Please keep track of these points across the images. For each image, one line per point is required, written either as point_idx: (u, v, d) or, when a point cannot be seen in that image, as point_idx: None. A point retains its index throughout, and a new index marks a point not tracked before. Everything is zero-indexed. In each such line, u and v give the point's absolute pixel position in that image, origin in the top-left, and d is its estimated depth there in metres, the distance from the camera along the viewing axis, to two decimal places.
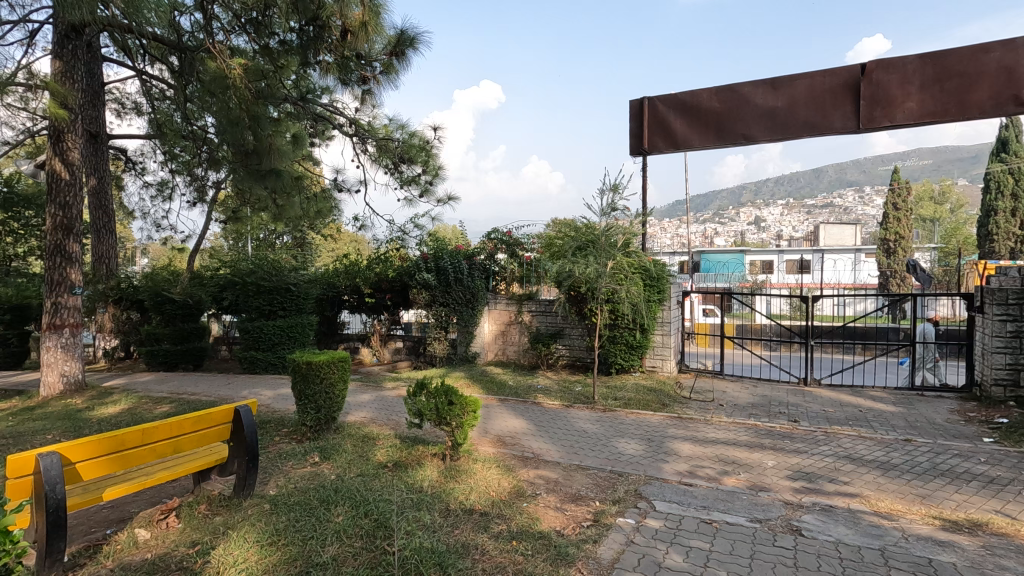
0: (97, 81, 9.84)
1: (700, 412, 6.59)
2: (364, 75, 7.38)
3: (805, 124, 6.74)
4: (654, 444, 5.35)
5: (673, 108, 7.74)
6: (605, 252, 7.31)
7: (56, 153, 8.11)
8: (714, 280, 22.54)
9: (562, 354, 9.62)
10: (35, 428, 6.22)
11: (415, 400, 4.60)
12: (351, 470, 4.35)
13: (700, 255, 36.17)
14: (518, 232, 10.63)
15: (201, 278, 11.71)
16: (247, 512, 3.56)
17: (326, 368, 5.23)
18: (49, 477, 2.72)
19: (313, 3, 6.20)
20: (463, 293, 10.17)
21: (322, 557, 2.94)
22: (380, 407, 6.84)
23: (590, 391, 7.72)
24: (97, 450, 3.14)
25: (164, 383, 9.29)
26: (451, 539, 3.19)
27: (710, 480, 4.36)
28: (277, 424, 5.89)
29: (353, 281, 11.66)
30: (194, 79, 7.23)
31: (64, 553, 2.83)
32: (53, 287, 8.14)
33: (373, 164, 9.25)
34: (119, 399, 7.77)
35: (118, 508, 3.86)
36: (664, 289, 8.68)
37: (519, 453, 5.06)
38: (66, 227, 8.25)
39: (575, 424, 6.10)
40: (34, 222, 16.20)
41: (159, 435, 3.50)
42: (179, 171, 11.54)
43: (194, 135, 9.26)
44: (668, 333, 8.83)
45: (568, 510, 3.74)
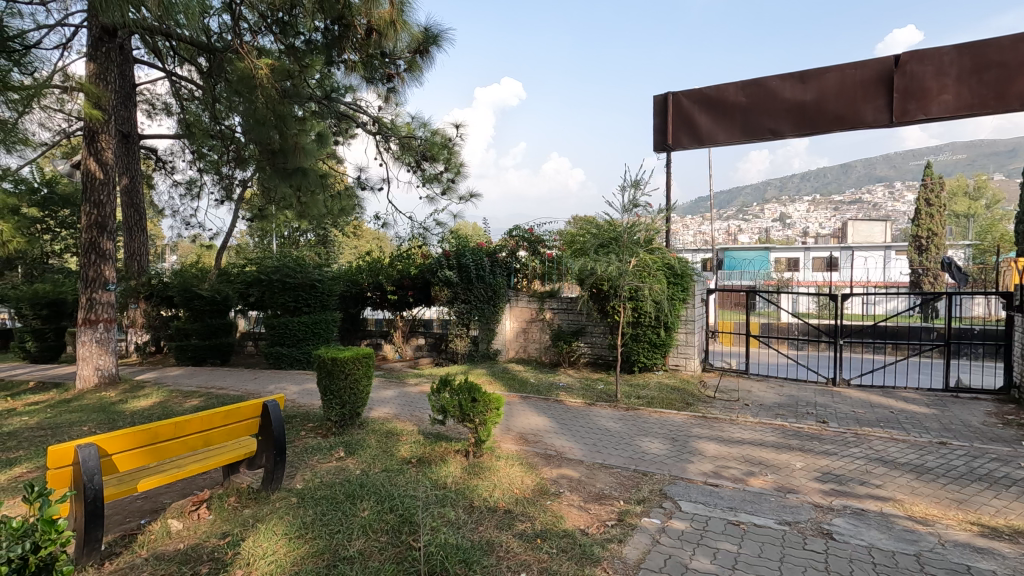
0: (129, 83, 10.10)
1: (725, 411, 6.50)
2: (388, 74, 7.40)
3: (835, 118, 6.58)
4: (678, 443, 5.29)
5: (697, 103, 7.66)
6: (627, 249, 7.30)
7: (91, 153, 8.34)
8: (739, 279, 22.21)
9: (584, 352, 9.58)
10: (72, 420, 6.42)
11: (439, 396, 4.62)
12: (376, 465, 4.40)
13: (723, 251, 35.70)
14: (540, 229, 10.62)
15: (229, 275, 11.95)
16: (275, 506, 3.62)
17: (350, 363, 5.28)
18: (87, 468, 2.80)
19: (339, 3, 6.26)
20: (485, 290, 10.16)
21: (349, 551, 2.97)
22: (403, 403, 6.91)
23: (612, 389, 7.67)
24: (133, 442, 3.23)
25: (194, 378, 9.52)
26: (476, 536, 3.20)
27: (736, 481, 4.30)
28: (302, 419, 5.99)
29: (376, 277, 11.80)
30: (222, 79, 7.38)
31: (101, 542, 2.92)
32: (88, 284, 8.38)
33: (396, 163, 9.34)
34: (151, 392, 8.00)
35: (151, 499, 3.97)
36: (688, 286, 8.57)
37: (542, 451, 5.05)
38: (100, 225, 8.49)
39: (598, 422, 6.07)
40: (69, 220, 16.73)
41: (191, 428, 3.59)
42: (207, 170, 11.81)
43: (222, 135, 9.44)
44: (692, 331, 8.73)
45: (592, 509, 3.72)
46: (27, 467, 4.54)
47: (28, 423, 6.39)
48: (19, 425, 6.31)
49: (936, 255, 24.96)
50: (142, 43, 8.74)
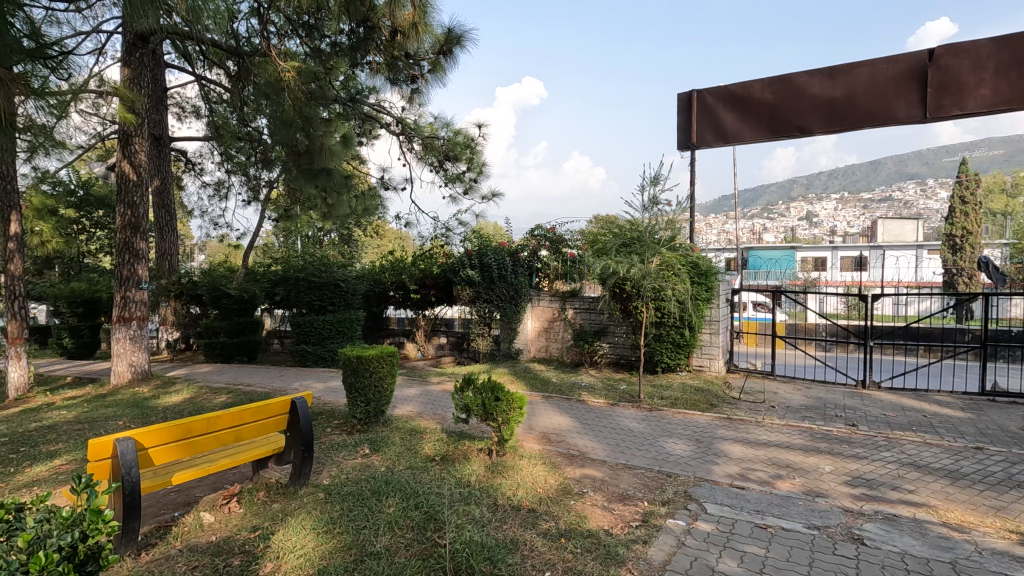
0: (161, 87, 10.37)
1: (750, 413, 6.41)
2: (412, 74, 7.46)
3: (865, 114, 6.45)
4: (703, 444, 5.24)
5: (724, 100, 7.62)
6: (649, 249, 7.24)
7: (125, 155, 8.59)
8: (765, 279, 21.86)
9: (606, 352, 9.52)
10: (108, 414, 6.63)
11: (463, 395, 4.66)
12: (401, 462, 4.45)
13: (748, 250, 35.11)
14: (562, 228, 10.62)
15: (256, 274, 12.20)
16: (303, 500, 3.70)
17: (375, 362, 5.35)
18: (125, 461, 2.89)
19: (364, 5, 6.33)
20: (507, 290, 10.18)
21: (376, 547, 3.02)
22: (426, 402, 6.97)
23: (635, 390, 7.62)
24: (168, 437, 3.33)
25: (222, 374, 9.75)
26: (500, 534, 3.22)
27: (763, 484, 4.24)
28: (328, 416, 6.09)
29: (399, 277, 11.91)
30: (250, 83, 7.53)
31: (138, 532, 3.01)
32: (122, 282, 8.62)
33: (419, 163, 9.42)
34: (182, 388, 8.20)
35: (184, 493, 4.08)
36: (712, 286, 8.46)
37: (565, 451, 5.04)
38: (134, 225, 8.74)
39: (620, 423, 6.04)
40: (104, 221, 17.26)
41: (223, 423, 3.68)
42: (235, 171, 12.08)
43: (250, 137, 9.64)
44: (716, 331, 8.62)
45: (616, 510, 3.71)
46: (66, 459, 4.71)
47: (66, 417, 6.61)
48: (57, 419, 6.53)
49: (971, 254, 24.12)
50: (173, 47, 8.96)
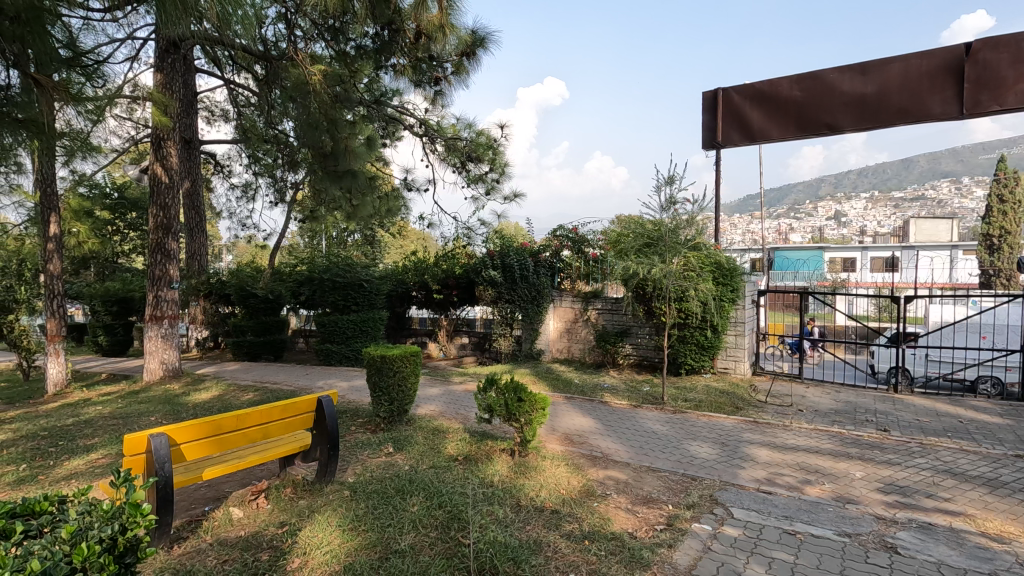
0: (192, 92, 10.65)
1: (777, 417, 6.28)
2: (436, 76, 7.54)
3: (898, 110, 6.63)
4: (729, 448, 5.16)
5: (751, 98, 7.83)
6: (672, 250, 7.16)
7: (158, 158, 8.83)
8: (792, 280, 21.45)
9: (629, 353, 9.44)
10: (140, 410, 6.81)
11: (486, 396, 4.67)
12: (424, 462, 4.47)
13: (774, 250, 34.43)
14: (584, 229, 10.58)
15: (281, 274, 12.43)
16: (329, 497, 3.75)
17: (398, 362, 5.39)
18: (159, 456, 2.97)
19: (390, 8, 6.41)
20: (529, 290, 10.17)
21: (400, 545, 3.04)
22: (448, 401, 7.02)
23: (659, 391, 7.54)
24: (200, 433, 3.41)
25: (250, 372, 9.95)
26: (524, 534, 3.22)
27: (791, 489, 4.15)
28: (352, 414, 6.17)
29: (421, 277, 12.01)
30: (277, 86, 7.68)
31: (171, 526, 3.09)
32: (154, 282, 8.85)
33: (442, 163, 9.49)
34: (211, 386, 8.39)
35: (214, 488, 4.17)
36: (738, 287, 8.33)
37: (588, 452, 5.03)
38: (165, 226, 8.98)
39: (644, 424, 5.99)
40: (137, 222, 17.77)
41: (251, 421, 3.76)
42: (262, 173, 12.33)
43: (277, 139, 9.82)
44: (742, 333, 8.49)
45: (640, 513, 3.67)
46: (101, 454, 4.85)
47: (102, 412, 6.83)
48: (93, 414, 6.74)
49: (1010, 255, 23.26)
50: (204, 53, 9.19)
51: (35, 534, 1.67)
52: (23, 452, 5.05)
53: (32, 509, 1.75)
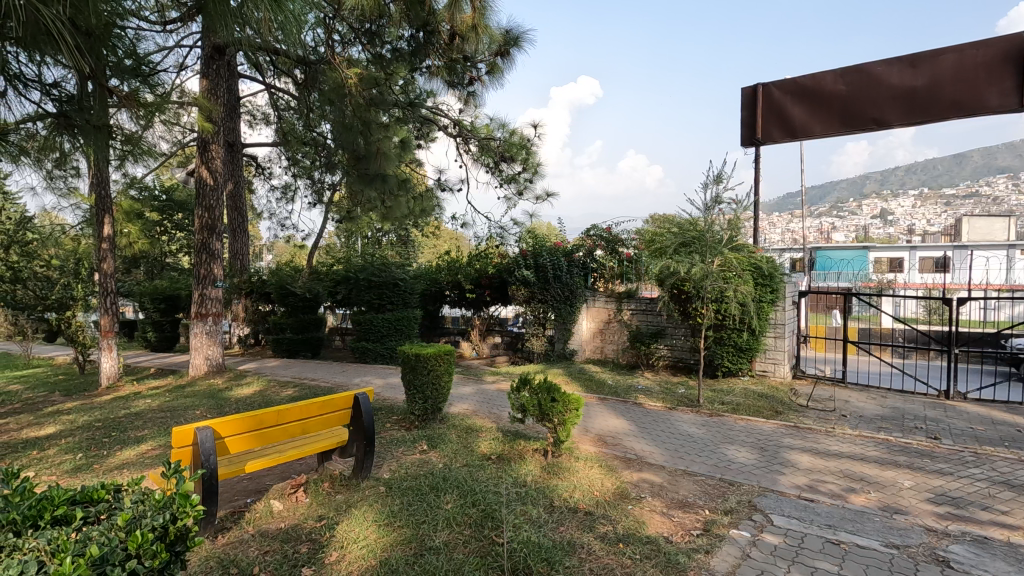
0: (235, 96, 10.99)
1: (819, 422, 6.09)
2: (470, 77, 7.56)
3: (951, 103, 6.44)
4: (768, 453, 5.02)
5: (792, 94, 7.67)
6: (711, 249, 6.99)
7: (203, 161, 9.16)
8: (835, 280, 20.72)
9: (663, 354, 9.31)
10: (186, 404, 7.10)
11: (519, 395, 4.69)
12: (458, 460, 4.51)
13: (816, 250, 33.29)
14: (618, 228, 10.45)
15: (319, 273, 12.73)
16: (365, 493, 3.82)
17: (433, 360, 5.45)
18: (205, 449, 3.07)
19: (424, 11, 6.51)
20: (562, 290, 10.14)
21: (435, 542, 3.07)
22: (481, 400, 7.06)
23: (695, 394, 7.40)
24: (243, 427, 3.53)
25: (289, 369, 10.23)
26: (557, 535, 3.21)
27: (835, 497, 4.02)
28: (387, 411, 6.27)
29: (454, 277, 12.10)
30: (316, 89, 7.86)
31: (216, 516, 3.20)
32: (200, 281, 9.19)
33: (475, 163, 9.54)
34: (252, 381, 8.67)
35: (256, 480, 4.31)
36: (778, 287, 8.10)
37: (621, 454, 4.98)
38: (210, 227, 9.32)
39: (679, 427, 5.89)
40: (183, 223, 18.50)
41: (291, 416, 3.85)
42: (301, 174, 12.66)
43: (315, 141, 10.05)
44: (782, 335, 8.24)
45: (676, 517, 3.61)
46: (152, 445, 5.07)
47: (151, 405, 7.13)
48: (144, 407, 7.05)
49: None
50: (246, 58, 9.48)
51: (92, 521, 1.73)
52: (79, 441, 5.32)
53: (90, 497, 1.83)
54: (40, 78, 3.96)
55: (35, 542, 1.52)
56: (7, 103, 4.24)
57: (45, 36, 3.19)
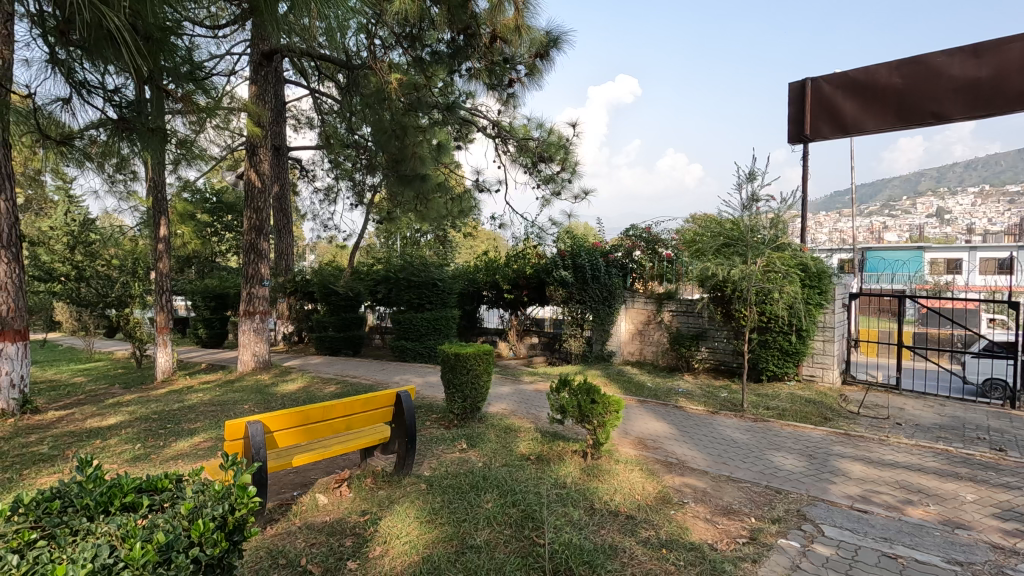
0: (281, 101, 11.35)
1: (872, 430, 5.82)
2: (510, 79, 7.58)
3: (1018, 95, 6.01)
4: (817, 461, 4.84)
5: (843, 88, 7.44)
6: (754, 250, 6.81)
7: (252, 164, 9.51)
8: (887, 281, 19.83)
9: (704, 357, 9.12)
10: (235, 398, 7.36)
11: (559, 396, 4.66)
12: (497, 459, 4.52)
13: (866, 250, 31.93)
14: (657, 228, 10.27)
15: (360, 272, 13.01)
16: (406, 490, 3.87)
17: (472, 359, 5.48)
18: (255, 443, 3.18)
19: (466, 14, 6.60)
20: (600, 291, 10.05)
21: (476, 540, 3.09)
22: (519, 400, 7.08)
23: (738, 398, 7.21)
24: (291, 422, 3.64)
25: (331, 366, 10.48)
26: (598, 538, 3.18)
27: (890, 509, 3.84)
28: (427, 409, 6.36)
29: (492, 277, 12.16)
30: (358, 93, 8.04)
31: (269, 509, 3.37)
32: (249, 280, 9.53)
33: (513, 164, 9.55)
34: (296, 377, 8.94)
35: (301, 474, 4.43)
36: (827, 289, 7.80)
37: (662, 458, 4.90)
38: (257, 228, 9.64)
39: (722, 432, 5.74)
40: (232, 224, 19.23)
41: (336, 413, 3.94)
42: (342, 176, 12.99)
43: (357, 144, 10.27)
44: (830, 339, 7.94)
45: (720, 524, 3.52)
46: (203, 437, 5.28)
47: (202, 399, 7.43)
48: (195, 401, 7.35)
49: None
50: (293, 64, 9.79)
51: (158, 508, 1.81)
52: (138, 432, 5.58)
53: (155, 485, 1.91)
54: (103, 85, 4.18)
55: (106, 527, 1.60)
56: (71, 110, 4.50)
57: (108, 41, 3.37)
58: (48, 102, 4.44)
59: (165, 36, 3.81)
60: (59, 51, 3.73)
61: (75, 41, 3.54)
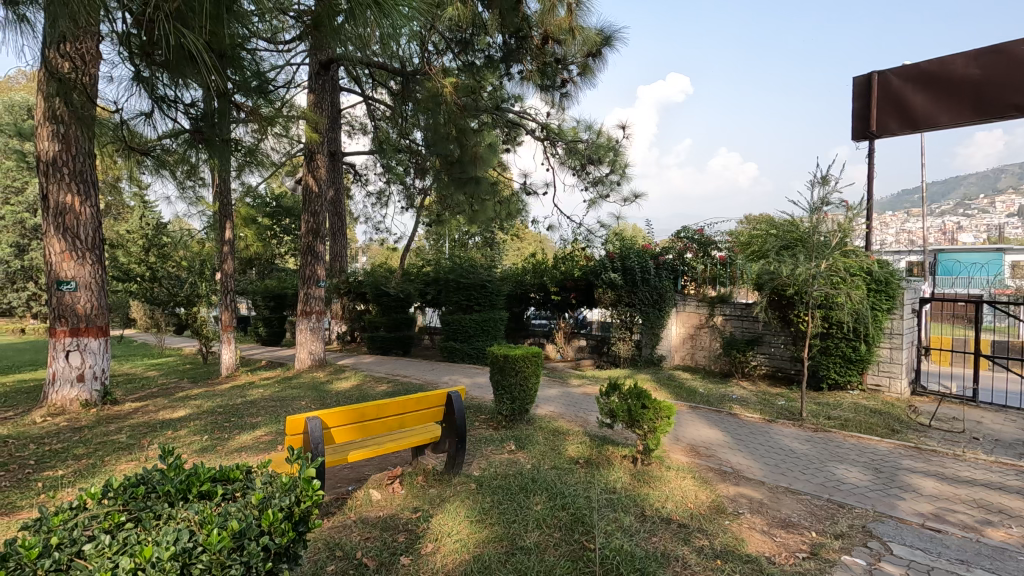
0: (337, 109, 11.78)
1: (946, 444, 5.46)
2: (562, 79, 7.56)
3: None
4: (883, 475, 4.59)
5: (913, 81, 7.06)
6: (816, 253, 6.49)
7: (310, 170, 9.89)
8: (962, 286, 18.53)
9: (760, 363, 8.81)
10: (293, 395, 7.68)
11: (608, 400, 4.60)
12: (546, 462, 4.52)
13: (938, 252, 29.97)
14: (711, 230, 9.97)
15: (410, 274, 13.31)
16: (457, 489, 3.93)
17: (521, 362, 5.50)
18: (314, 438, 3.30)
19: (517, 17, 6.68)
20: (650, 293, 9.88)
21: (526, 542, 3.10)
22: (566, 403, 7.05)
23: (797, 407, 6.93)
24: (347, 419, 3.77)
25: (383, 365, 10.74)
26: (650, 545, 3.12)
27: (967, 530, 3.59)
28: (476, 410, 6.43)
29: (540, 279, 12.17)
30: (410, 98, 8.23)
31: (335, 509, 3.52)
32: (306, 281, 9.91)
33: (562, 166, 9.53)
34: (350, 376, 9.23)
35: (356, 470, 4.57)
36: (894, 294, 7.38)
37: (716, 466, 4.76)
38: (314, 231, 10.01)
39: (780, 441, 5.53)
40: (291, 227, 20.05)
41: (390, 411, 4.05)
42: (394, 180, 13.31)
43: (409, 148, 10.51)
44: (898, 346, 7.51)
45: (778, 537, 3.39)
46: (265, 431, 5.53)
47: (263, 395, 7.79)
48: (256, 396, 7.70)
49: None
50: (348, 73, 10.12)
51: (230, 497, 1.92)
52: (204, 425, 5.91)
53: (227, 476, 2.03)
54: (179, 99, 4.46)
55: (185, 513, 1.71)
56: (151, 123, 4.81)
57: (186, 59, 3.61)
58: (132, 116, 4.77)
59: (237, 52, 4.02)
60: (143, 70, 4.02)
61: (158, 60, 3.80)
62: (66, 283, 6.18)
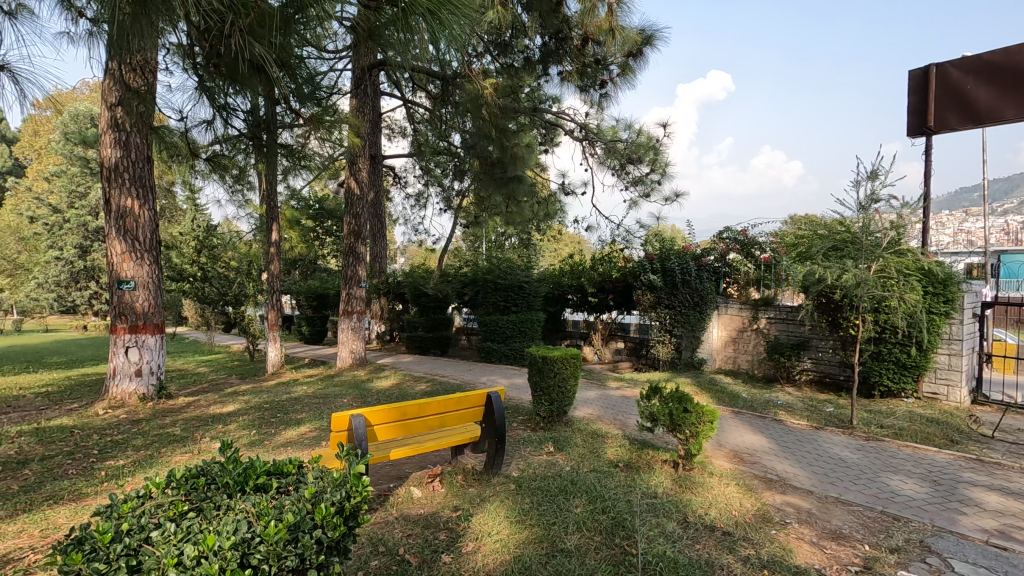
0: (378, 112, 12.03)
1: (1011, 457, 5.15)
2: (602, 80, 7.52)
3: None
4: (942, 487, 4.37)
5: (976, 73, 6.70)
6: (866, 253, 6.24)
7: (352, 173, 10.12)
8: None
9: (807, 369, 8.53)
10: (335, 392, 7.87)
11: (649, 403, 4.52)
12: (585, 464, 4.49)
13: (1001, 254, 28.31)
14: (755, 231, 9.60)
15: (448, 275, 13.45)
16: (496, 489, 3.95)
17: (560, 364, 5.48)
18: (358, 435, 3.37)
19: (557, 18, 6.70)
20: (691, 296, 9.68)
21: (566, 544, 3.09)
22: (605, 405, 6.99)
23: (846, 414, 6.67)
24: (389, 417, 3.85)
25: (422, 365, 10.88)
26: (693, 552, 3.06)
27: None
28: (514, 411, 6.44)
29: (578, 280, 12.11)
30: (449, 101, 8.34)
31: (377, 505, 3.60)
32: (348, 282, 10.15)
33: (601, 166, 9.47)
34: (390, 375, 9.40)
35: (397, 467, 4.65)
36: (952, 297, 7.02)
37: (761, 473, 4.63)
38: (356, 232, 10.25)
39: (829, 449, 5.33)
40: (333, 229, 20.55)
41: (431, 410, 4.10)
42: (433, 182, 13.49)
43: (448, 150, 10.65)
44: (957, 352, 7.13)
45: (829, 548, 3.28)
46: (309, 427, 5.67)
47: (307, 392, 8.02)
48: (301, 393, 7.93)
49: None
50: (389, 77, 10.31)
51: (283, 490, 1.98)
52: (252, 420, 6.12)
53: (281, 470, 2.10)
54: (237, 107, 4.66)
55: (243, 504, 1.77)
56: (210, 130, 5.03)
57: (243, 68, 3.77)
58: (193, 125, 5.00)
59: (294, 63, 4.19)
60: (205, 80, 4.21)
61: (222, 71, 3.98)
62: (126, 283, 6.51)
